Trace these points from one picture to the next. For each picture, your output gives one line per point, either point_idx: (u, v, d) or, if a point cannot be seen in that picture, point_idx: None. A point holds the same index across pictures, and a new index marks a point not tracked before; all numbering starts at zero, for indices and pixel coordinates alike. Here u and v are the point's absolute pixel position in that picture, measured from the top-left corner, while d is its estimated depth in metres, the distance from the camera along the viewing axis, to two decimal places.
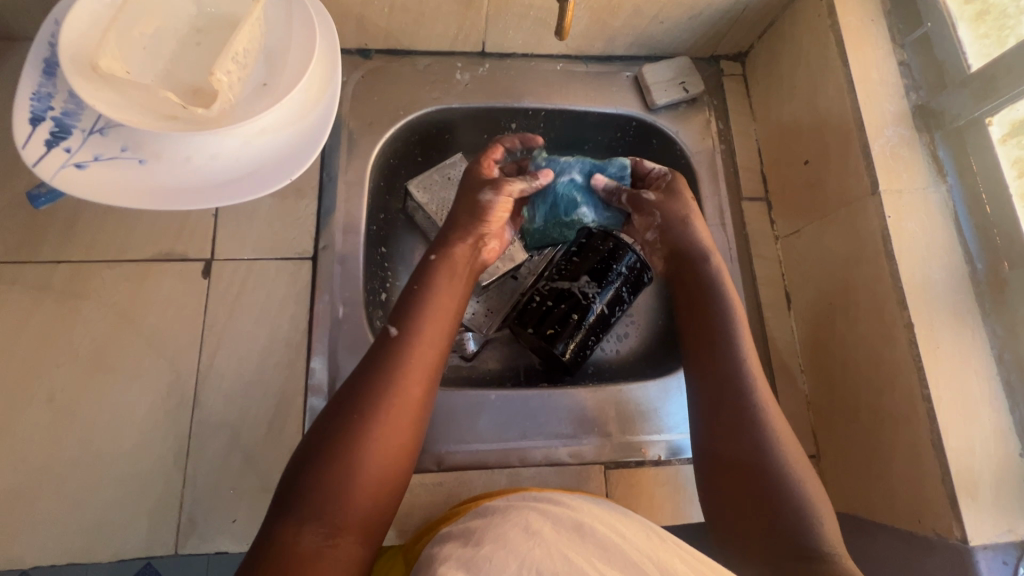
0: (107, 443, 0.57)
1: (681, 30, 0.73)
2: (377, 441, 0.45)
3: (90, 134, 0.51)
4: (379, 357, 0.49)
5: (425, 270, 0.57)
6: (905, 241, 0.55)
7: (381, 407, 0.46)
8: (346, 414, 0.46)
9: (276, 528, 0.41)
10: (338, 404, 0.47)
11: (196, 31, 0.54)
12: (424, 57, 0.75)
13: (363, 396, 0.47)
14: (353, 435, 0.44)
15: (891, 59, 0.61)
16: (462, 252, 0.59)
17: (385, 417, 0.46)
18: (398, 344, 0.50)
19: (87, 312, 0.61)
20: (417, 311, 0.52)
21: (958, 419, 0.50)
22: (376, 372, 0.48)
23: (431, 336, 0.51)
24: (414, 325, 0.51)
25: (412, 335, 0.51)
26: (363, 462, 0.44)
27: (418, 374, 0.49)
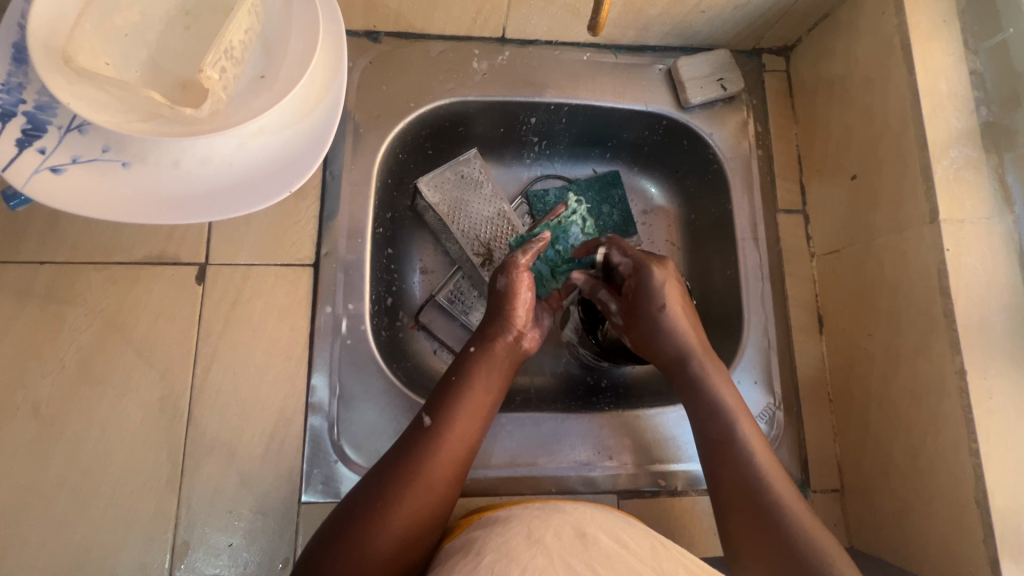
0: (100, 460, 0.55)
1: (724, 21, 0.66)
2: (396, 534, 0.45)
3: (67, 131, 0.45)
4: (411, 444, 0.50)
5: (461, 365, 0.55)
6: (963, 278, 0.50)
7: (405, 495, 0.47)
8: (370, 503, 0.46)
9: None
10: (364, 488, 0.48)
11: (186, 14, 0.47)
12: (438, 42, 0.68)
13: (390, 486, 0.47)
14: (372, 525, 0.45)
15: (963, 66, 0.55)
16: (500, 347, 0.56)
17: (408, 513, 0.46)
18: (431, 434, 0.50)
19: (73, 319, 0.57)
20: (456, 400, 0.52)
21: (1006, 477, 0.47)
22: (407, 463, 0.48)
23: (467, 430, 0.51)
24: (450, 415, 0.51)
25: (446, 425, 0.51)
26: (381, 555, 0.45)
27: (448, 470, 0.49)
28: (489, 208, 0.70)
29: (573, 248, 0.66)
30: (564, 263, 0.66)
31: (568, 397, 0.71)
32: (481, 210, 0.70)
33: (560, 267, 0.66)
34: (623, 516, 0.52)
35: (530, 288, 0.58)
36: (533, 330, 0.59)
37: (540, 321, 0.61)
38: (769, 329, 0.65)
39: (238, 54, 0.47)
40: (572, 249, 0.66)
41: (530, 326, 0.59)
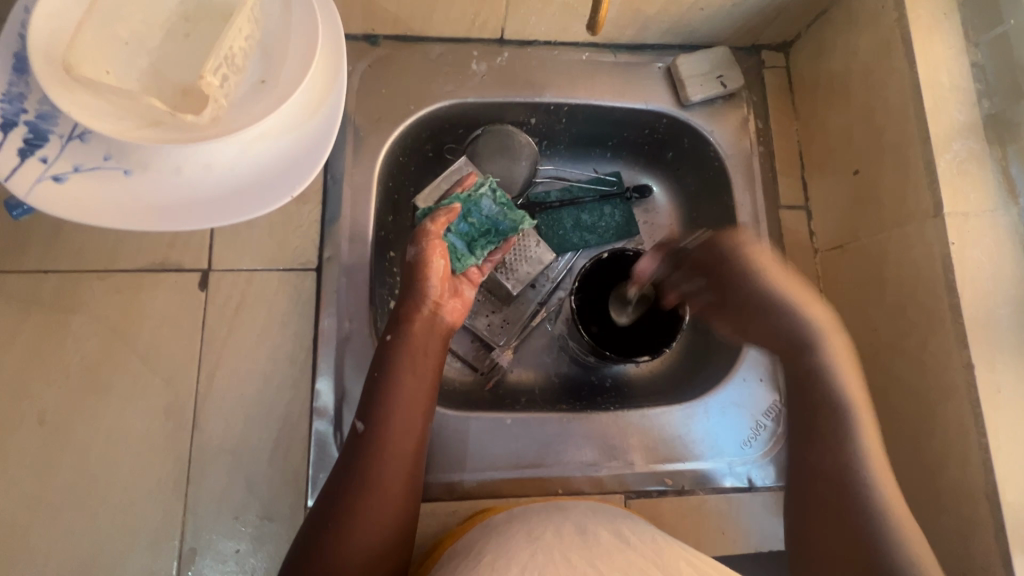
0: (105, 467, 0.55)
1: (723, 18, 0.66)
2: (362, 548, 0.45)
3: (69, 140, 0.45)
4: (353, 455, 0.48)
5: (383, 357, 0.53)
6: (968, 272, 0.50)
7: (359, 507, 0.46)
8: (324, 525, 0.46)
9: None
10: (319, 514, 0.47)
11: (184, 21, 0.48)
12: (436, 44, 0.68)
13: (343, 506, 0.46)
14: (339, 549, 0.45)
15: (964, 59, 0.54)
16: (421, 326, 0.56)
17: (369, 524, 0.46)
18: (370, 442, 0.49)
19: (78, 327, 0.57)
20: (387, 393, 0.50)
21: (1016, 472, 0.46)
22: (353, 479, 0.47)
23: (405, 421, 0.50)
24: (382, 413, 0.50)
25: (381, 424, 0.49)
26: (354, 570, 0.45)
27: (399, 467, 0.48)
28: None
29: (487, 219, 0.63)
30: (480, 237, 0.64)
31: (571, 397, 0.71)
32: None
33: (476, 241, 0.64)
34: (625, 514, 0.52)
35: (440, 257, 0.58)
36: (454, 300, 0.60)
37: (458, 291, 0.61)
38: None
39: (238, 61, 0.47)
40: (485, 220, 0.64)
41: (447, 299, 0.59)
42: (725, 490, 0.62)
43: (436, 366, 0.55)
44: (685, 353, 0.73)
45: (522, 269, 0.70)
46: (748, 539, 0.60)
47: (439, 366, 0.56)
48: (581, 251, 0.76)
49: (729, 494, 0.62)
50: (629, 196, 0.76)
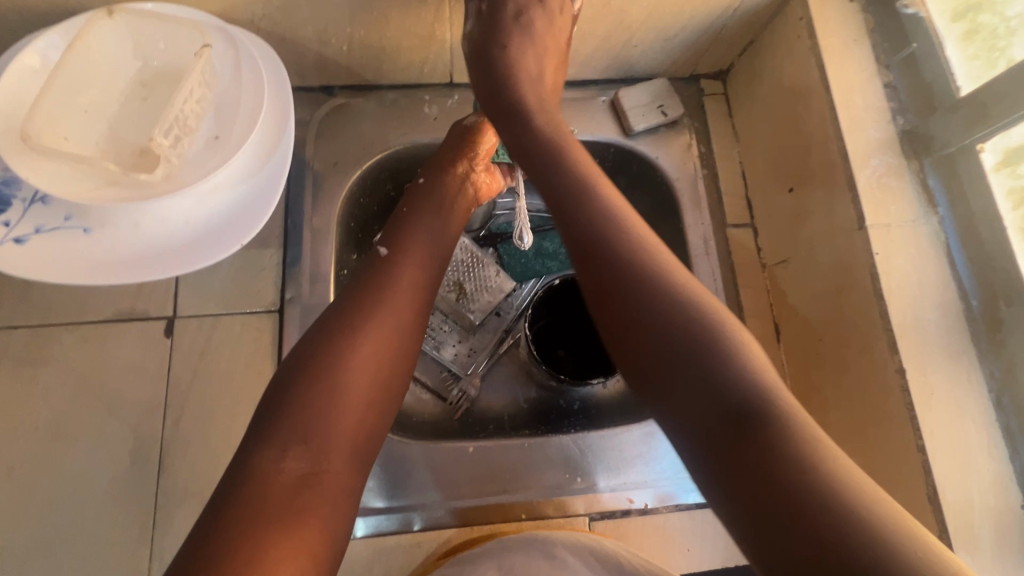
0: (72, 517, 0.55)
1: (656, 53, 0.70)
2: (367, 360, 0.47)
3: (31, 203, 0.48)
4: (371, 273, 0.51)
5: (415, 200, 0.59)
6: (893, 280, 0.52)
7: (370, 321, 0.48)
8: (332, 329, 0.48)
9: (258, 452, 0.43)
10: (323, 324, 0.48)
11: (142, 86, 0.51)
12: (390, 91, 0.72)
13: (351, 321, 0.48)
14: (340, 357, 0.46)
15: (876, 80, 0.58)
16: (449, 181, 0.62)
17: (377, 333, 0.48)
18: (390, 266, 0.52)
19: (46, 379, 0.59)
20: (409, 230, 0.56)
21: (953, 472, 0.48)
22: (362, 296, 0.50)
23: (425, 254, 0.55)
24: (404, 245, 0.54)
25: (400, 254, 0.53)
26: (356, 382, 0.46)
27: (406, 297, 0.51)
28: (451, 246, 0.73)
29: None
30: None
31: (539, 422, 0.72)
32: None
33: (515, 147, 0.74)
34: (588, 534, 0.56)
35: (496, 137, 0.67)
36: (487, 173, 0.66)
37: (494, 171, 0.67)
38: None
39: (191, 122, 0.51)
40: None
41: (481, 171, 0.65)
42: (689, 506, 0.62)
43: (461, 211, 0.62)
44: None
45: (483, 298, 0.73)
46: (714, 555, 0.60)
47: (457, 228, 0.61)
48: (545, 277, 0.77)
49: (694, 510, 0.62)
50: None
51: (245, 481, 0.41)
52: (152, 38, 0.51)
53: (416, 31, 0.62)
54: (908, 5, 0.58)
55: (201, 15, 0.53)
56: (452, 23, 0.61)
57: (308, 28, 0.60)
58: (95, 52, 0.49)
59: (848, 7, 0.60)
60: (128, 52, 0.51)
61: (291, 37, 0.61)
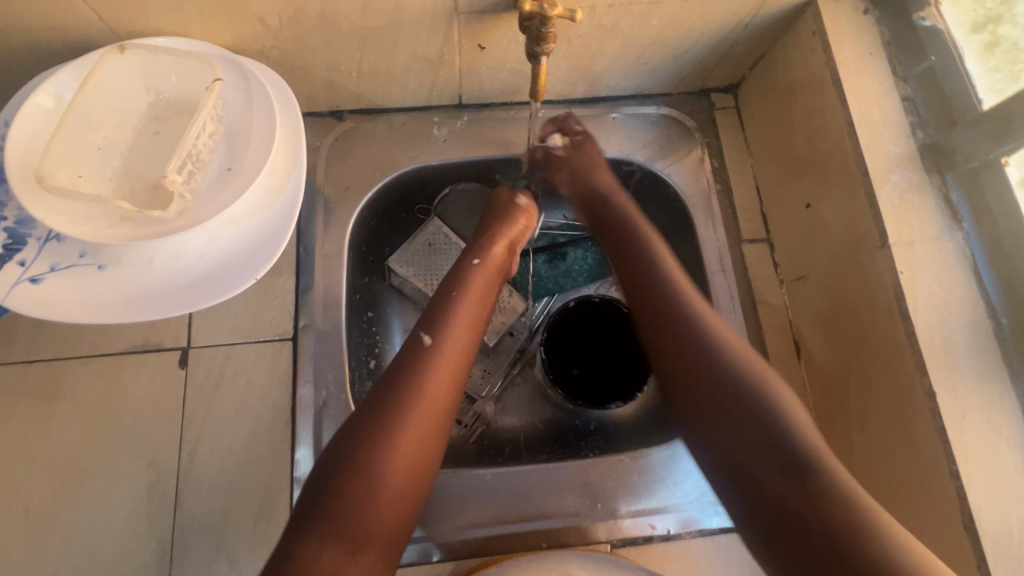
0: (89, 554, 0.55)
1: (667, 69, 0.69)
2: (405, 458, 0.47)
3: (46, 241, 0.48)
4: (412, 360, 0.51)
5: (451, 280, 0.59)
6: (920, 299, 0.51)
7: (411, 415, 0.48)
8: (375, 420, 0.47)
9: (301, 541, 0.43)
10: (364, 412, 0.48)
11: (154, 120, 0.52)
12: (398, 113, 0.71)
13: (392, 412, 0.48)
14: (381, 450, 0.46)
15: (894, 94, 0.57)
16: (496, 261, 0.62)
17: (416, 430, 0.48)
18: (432, 354, 0.52)
19: (62, 413, 0.58)
20: (448, 312, 0.55)
21: (990, 499, 0.47)
22: (405, 385, 0.49)
23: (462, 341, 0.54)
24: (444, 330, 0.54)
25: (443, 341, 0.53)
26: (393, 476, 0.46)
27: (448, 386, 0.51)
28: None
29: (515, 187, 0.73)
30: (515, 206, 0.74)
31: (556, 444, 0.71)
32: None
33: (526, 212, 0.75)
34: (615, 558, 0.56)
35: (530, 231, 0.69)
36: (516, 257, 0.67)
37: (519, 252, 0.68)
38: None
39: (204, 156, 0.51)
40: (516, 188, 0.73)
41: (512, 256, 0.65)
42: (713, 531, 0.61)
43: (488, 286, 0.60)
44: None
45: (497, 319, 0.72)
46: None
47: (489, 306, 0.60)
48: (557, 296, 0.77)
49: (717, 535, 0.61)
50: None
51: (286, 567, 0.42)
52: (165, 72, 0.51)
53: (425, 55, 0.61)
54: (926, 16, 0.57)
55: (212, 49, 0.53)
56: (461, 46, 0.61)
57: (318, 55, 0.59)
58: (106, 88, 0.49)
59: (863, 20, 0.59)
60: (139, 86, 0.51)
61: (300, 65, 0.61)
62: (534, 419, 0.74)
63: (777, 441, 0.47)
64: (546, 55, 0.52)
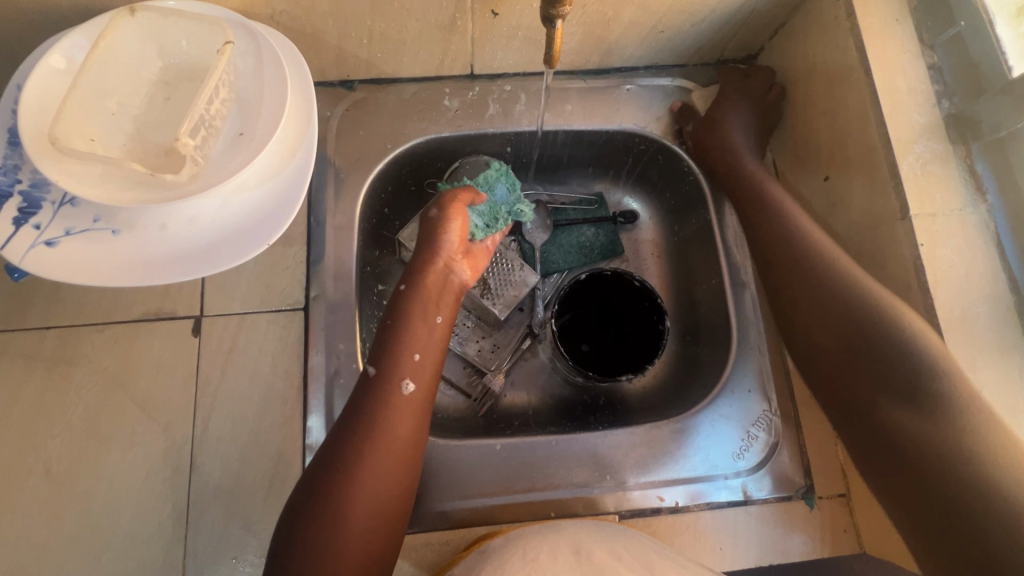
0: (107, 514, 0.56)
1: (685, 39, 0.68)
2: (367, 495, 0.47)
3: (60, 206, 0.49)
4: (361, 396, 0.51)
5: (398, 309, 0.56)
6: (941, 272, 0.50)
7: (368, 448, 0.47)
8: (333, 460, 0.47)
9: None
10: (323, 458, 0.48)
11: (164, 84, 0.51)
12: (410, 84, 0.71)
13: (347, 449, 0.47)
14: (343, 488, 0.46)
15: (919, 62, 0.56)
16: (435, 282, 0.58)
17: (372, 465, 0.47)
18: (382, 381, 0.51)
19: (79, 378, 0.59)
20: (399, 339, 0.54)
21: None
22: (356, 425, 0.49)
23: (420, 368, 0.53)
24: (392, 359, 0.52)
25: (391, 372, 0.52)
26: (359, 513, 0.46)
27: (404, 416, 0.50)
28: None
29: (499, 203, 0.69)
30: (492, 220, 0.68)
31: (565, 418, 0.71)
32: None
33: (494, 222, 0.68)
34: (632, 531, 0.55)
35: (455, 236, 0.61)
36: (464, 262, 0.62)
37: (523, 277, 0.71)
38: None
39: (216, 122, 0.51)
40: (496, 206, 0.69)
41: (461, 257, 0.62)
42: (722, 504, 0.61)
43: (437, 279, 0.59)
44: (677, 368, 0.73)
45: (508, 293, 0.71)
46: (747, 554, 0.59)
47: (448, 330, 0.58)
48: (568, 272, 0.76)
49: (725, 508, 0.61)
50: (617, 219, 0.77)
51: None
52: (175, 35, 0.51)
53: (437, 22, 0.60)
54: None
55: (221, 11, 0.52)
56: (474, 12, 0.59)
57: (328, 22, 0.59)
58: (116, 51, 0.49)
59: None
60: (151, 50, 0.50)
61: (311, 32, 0.60)
62: (544, 394, 0.74)
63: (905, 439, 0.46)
64: (561, 19, 0.51)
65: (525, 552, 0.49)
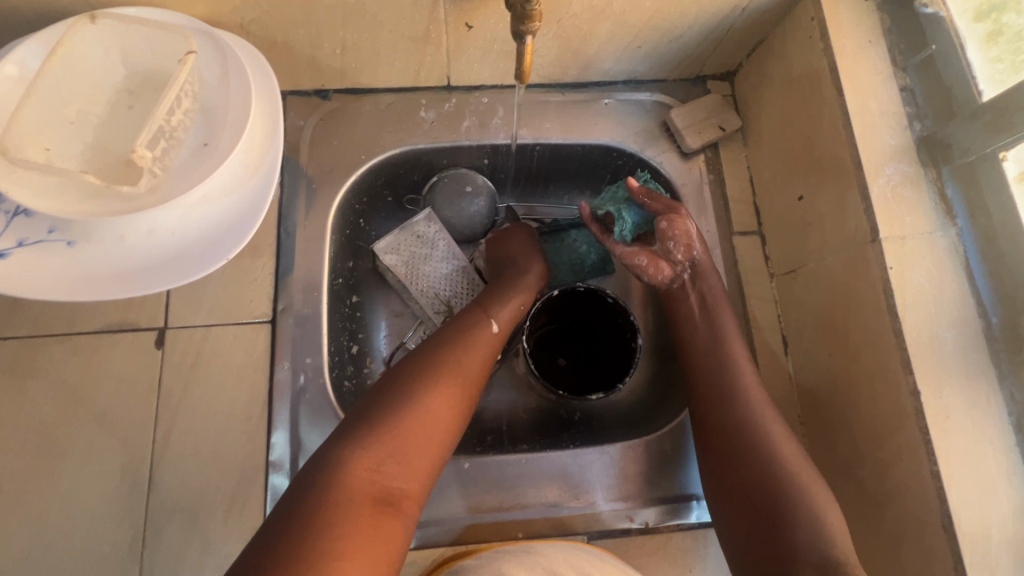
0: (60, 534, 0.55)
1: (662, 55, 0.67)
2: (445, 405, 0.52)
3: (12, 215, 0.47)
4: (459, 329, 0.58)
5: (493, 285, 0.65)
6: (909, 296, 0.50)
7: (452, 367, 0.54)
8: (419, 366, 0.53)
9: (340, 450, 0.47)
10: (409, 362, 0.54)
11: (127, 93, 0.50)
12: (385, 94, 0.70)
13: (437, 364, 0.54)
14: (428, 389, 0.52)
15: (892, 84, 0.56)
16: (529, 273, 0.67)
17: (454, 385, 0.53)
18: (476, 323, 0.59)
19: (36, 392, 0.58)
20: (492, 301, 0.62)
21: (970, 500, 0.46)
22: (450, 347, 0.56)
23: (501, 327, 0.60)
24: (490, 312, 0.61)
25: (486, 322, 0.59)
26: (434, 419, 0.51)
27: (484, 360, 0.57)
28: (446, 263, 0.70)
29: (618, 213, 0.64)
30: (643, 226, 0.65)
31: (539, 433, 0.70)
32: (440, 270, 0.70)
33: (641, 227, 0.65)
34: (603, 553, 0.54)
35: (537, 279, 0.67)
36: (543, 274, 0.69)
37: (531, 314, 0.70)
38: None
39: (179, 133, 0.50)
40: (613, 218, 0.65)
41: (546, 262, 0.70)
42: (692, 526, 0.60)
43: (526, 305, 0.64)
44: (654, 384, 0.73)
45: None
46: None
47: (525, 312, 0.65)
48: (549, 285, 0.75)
49: (695, 529, 0.60)
50: None
51: (325, 471, 0.46)
52: (138, 43, 0.50)
53: (410, 34, 0.60)
54: (927, 4, 0.55)
55: (187, 20, 0.51)
56: (447, 24, 0.59)
57: (298, 31, 0.58)
58: (75, 58, 0.48)
59: (862, 7, 0.58)
60: (111, 57, 0.49)
61: (281, 41, 0.59)
62: (518, 409, 0.73)
63: (775, 494, 0.50)
64: (531, 35, 0.50)
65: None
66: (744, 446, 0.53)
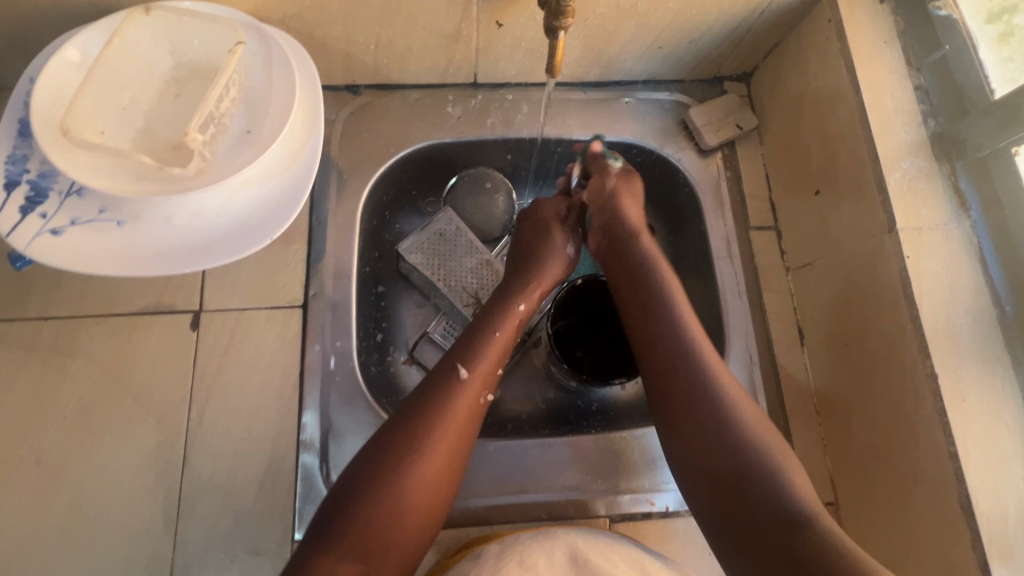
0: (96, 507, 0.56)
1: (682, 55, 0.70)
2: (425, 485, 0.48)
3: (67, 196, 0.49)
4: (440, 385, 0.53)
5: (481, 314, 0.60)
6: (925, 284, 0.52)
7: (431, 442, 0.49)
8: (393, 445, 0.48)
9: (313, 558, 0.43)
10: (384, 437, 0.49)
11: (175, 82, 0.52)
12: (413, 90, 0.72)
13: (414, 437, 0.49)
14: (402, 474, 0.47)
15: (906, 83, 0.58)
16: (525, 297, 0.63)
17: (434, 459, 0.49)
18: (457, 381, 0.53)
19: (75, 370, 0.59)
20: (478, 347, 0.56)
21: (987, 480, 0.47)
22: (426, 416, 0.50)
23: (487, 376, 0.55)
24: (473, 361, 0.55)
25: (469, 375, 0.54)
26: (412, 503, 0.47)
27: (468, 419, 0.52)
28: (470, 258, 0.72)
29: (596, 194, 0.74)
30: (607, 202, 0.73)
31: (558, 422, 0.72)
32: (466, 268, 0.71)
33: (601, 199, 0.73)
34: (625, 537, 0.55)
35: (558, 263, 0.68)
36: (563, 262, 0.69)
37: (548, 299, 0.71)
38: (751, 346, 0.66)
39: (225, 120, 0.52)
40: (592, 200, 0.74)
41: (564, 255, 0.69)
42: None
43: (541, 291, 0.66)
44: None
45: None
46: None
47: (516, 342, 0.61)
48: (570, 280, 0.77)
49: None
50: None
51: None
52: (188, 34, 0.52)
53: (442, 31, 0.62)
54: (941, 7, 0.58)
55: (235, 14, 0.53)
56: (479, 22, 0.61)
57: (337, 27, 0.60)
58: (130, 47, 0.50)
59: (877, 10, 0.60)
60: (163, 47, 0.52)
61: (320, 36, 0.61)
62: (537, 400, 0.74)
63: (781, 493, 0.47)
64: (564, 30, 0.53)
65: (523, 557, 0.49)
66: (709, 416, 0.51)
